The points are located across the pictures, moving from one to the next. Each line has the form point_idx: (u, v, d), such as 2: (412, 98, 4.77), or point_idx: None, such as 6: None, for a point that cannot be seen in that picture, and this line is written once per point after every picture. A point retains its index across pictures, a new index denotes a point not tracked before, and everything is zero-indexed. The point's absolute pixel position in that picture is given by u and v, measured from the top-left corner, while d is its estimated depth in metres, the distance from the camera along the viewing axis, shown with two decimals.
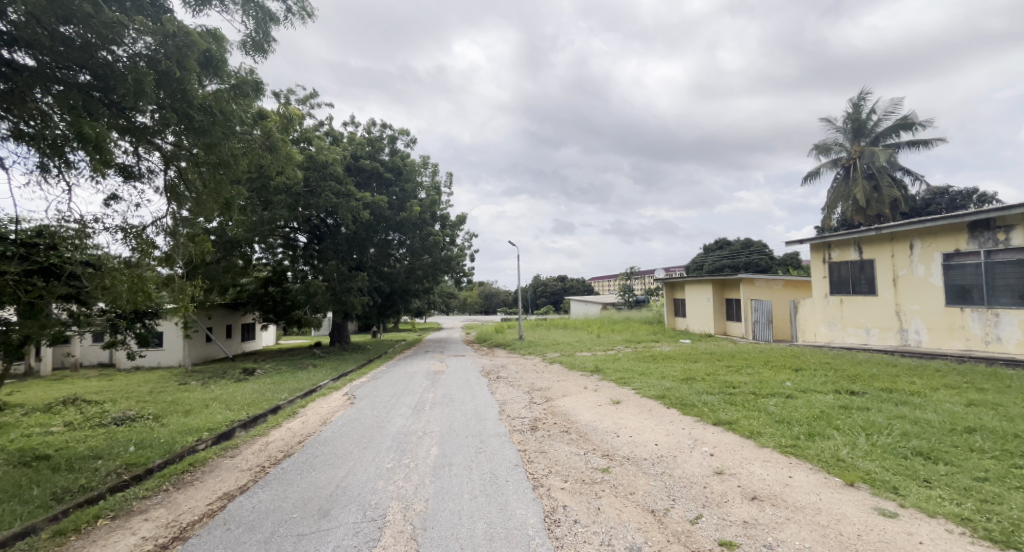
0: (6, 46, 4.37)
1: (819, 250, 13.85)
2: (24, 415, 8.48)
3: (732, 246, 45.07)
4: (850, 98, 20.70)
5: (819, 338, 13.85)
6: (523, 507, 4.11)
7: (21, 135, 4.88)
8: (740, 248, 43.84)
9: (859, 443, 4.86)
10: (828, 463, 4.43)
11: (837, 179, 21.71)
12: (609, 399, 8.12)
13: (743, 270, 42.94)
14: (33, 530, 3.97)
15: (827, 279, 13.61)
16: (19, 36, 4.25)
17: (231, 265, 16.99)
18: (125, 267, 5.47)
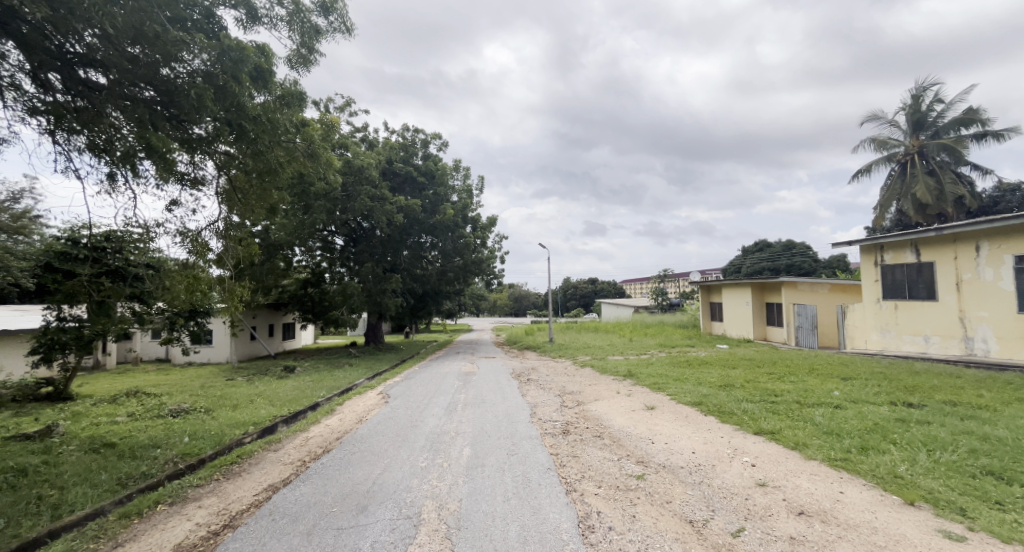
0: (83, 66, 4.80)
1: (870, 252, 13.21)
2: (93, 405, 9.13)
3: (773, 248, 43.59)
4: (908, 90, 19.57)
5: (870, 346, 13.21)
6: (556, 511, 4.11)
7: (95, 148, 5.31)
8: (781, 251, 42.37)
9: (919, 459, 4.60)
10: (884, 479, 4.22)
11: (892, 176, 20.61)
12: (643, 404, 8.02)
13: (784, 273, 41.41)
14: (102, 512, 4.29)
15: (880, 282, 12.95)
16: (95, 58, 4.63)
17: (273, 268, 17.70)
18: (181, 268, 5.83)
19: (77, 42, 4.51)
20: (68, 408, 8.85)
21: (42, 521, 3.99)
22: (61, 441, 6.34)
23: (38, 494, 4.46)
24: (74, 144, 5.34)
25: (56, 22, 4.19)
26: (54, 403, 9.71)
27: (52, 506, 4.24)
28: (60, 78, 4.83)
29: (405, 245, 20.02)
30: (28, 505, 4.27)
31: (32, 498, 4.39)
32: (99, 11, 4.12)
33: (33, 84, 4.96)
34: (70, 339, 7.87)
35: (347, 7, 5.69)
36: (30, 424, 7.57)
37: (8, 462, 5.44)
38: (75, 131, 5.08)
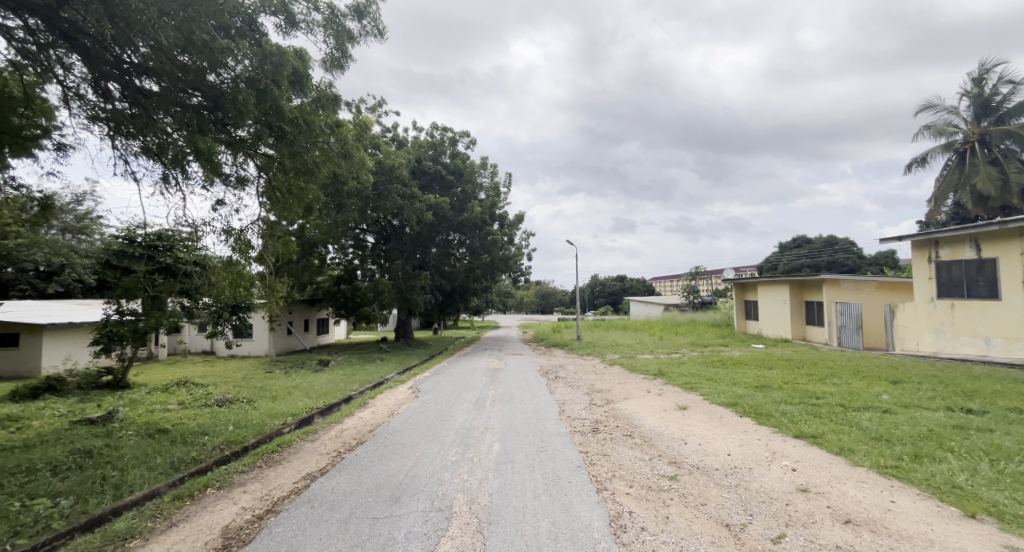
0: (139, 76, 5.12)
1: (923, 247, 12.55)
2: (147, 393, 9.69)
3: (812, 244, 42.01)
4: (968, 74, 18.41)
5: (923, 348, 12.59)
6: (587, 509, 4.10)
7: (150, 152, 5.65)
8: (822, 246, 40.79)
9: (981, 469, 4.36)
10: (942, 489, 4.02)
11: (949, 167, 19.48)
12: (674, 404, 7.89)
13: (825, 270, 39.80)
14: (158, 493, 4.55)
15: (934, 280, 12.29)
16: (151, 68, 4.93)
17: (308, 265, 18.39)
18: (225, 265, 6.09)
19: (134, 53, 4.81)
20: (126, 396, 9.43)
21: (107, 498, 4.28)
22: (119, 426, 6.76)
23: (103, 474, 4.78)
24: (131, 149, 5.68)
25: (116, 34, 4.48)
26: (112, 391, 10.34)
27: (114, 486, 4.53)
28: (120, 88, 5.18)
29: (434, 242, 20.28)
30: (94, 483, 4.59)
31: (97, 477, 4.71)
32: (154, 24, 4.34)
33: (95, 91, 5.29)
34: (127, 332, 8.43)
35: (380, 11, 5.80)
36: (92, 410, 8.09)
37: (74, 444, 5.84)
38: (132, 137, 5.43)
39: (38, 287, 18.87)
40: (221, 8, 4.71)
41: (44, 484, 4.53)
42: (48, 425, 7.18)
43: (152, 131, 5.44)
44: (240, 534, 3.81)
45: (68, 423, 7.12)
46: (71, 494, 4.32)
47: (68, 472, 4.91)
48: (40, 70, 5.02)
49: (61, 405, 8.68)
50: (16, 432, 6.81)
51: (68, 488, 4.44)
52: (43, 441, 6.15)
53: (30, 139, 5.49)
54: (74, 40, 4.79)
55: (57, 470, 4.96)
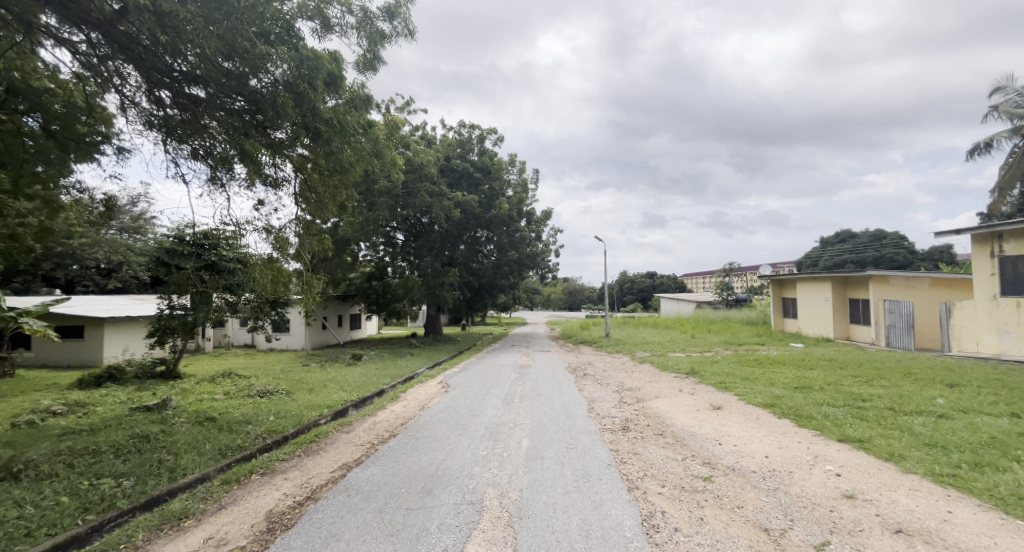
0: (187, 83, 5.37)
1: (984, 242, 11.77)
2: (195, 383, 10.18)
3: (858, 238, 40.14)
4: None
5: (985, 349, 11.88)
6: (619, 508, 4.05)
7: (198, 156, 5.94)
8: (868, 241, 38.95)
9: None
10: (1005, 501, 3.77)
11: (1014, 155, 18.20)
12: (708, 404, 7.68)
13: (872, 266, 37.97)
14: (208, 478, 4.77)
15: (997, 276, 11.53)
16: (198, 75, 5.16)
17: (341, 262, 18.90)
18: (266, 262, 6.30)
19: (182, 61, 5.04)
20: (177, 385, 9.94)
21: (163, 481, 4.51)
22: (172, 413, 7.11)
23: (158, 458, 5.05)
24: (179, 153, 5.97)
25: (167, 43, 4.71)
26: (165, 380, 10.89)
27: (168, 469, 4.77)
28: (172, 95, 5.46)
29: (461, 240, 20.74)
30: (151, 466, 4.85)
31: (154, 460, 4.97)
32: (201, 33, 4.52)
33: (149, 99, 5.58)
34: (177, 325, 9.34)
35: (410, 11, 5.85)
36: (148, 398, 8.55)
37: (132, 430, 6.18)
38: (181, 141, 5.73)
39: (100, 283, 19.96)
40: (261, 16, 4.86)
41: (109, 465, 4.83)
42: (110, 411, 7.63)
43: (201, 135, 5.71)
44: (282, 519, 3.95)
45: (127, 410, 7.55)
46: (132, 476, 4.58)
47: (129, 454, 5.21)
48: (101, 81, 5.37)
49: (121, 393, 9.21)
50: (82, 417, 7.26)
51: (129, 469, 4.71)
52: (105, 426, 6.53)
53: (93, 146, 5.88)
54: (131, 51, 5.06)
55: (119, 453, 5.27)
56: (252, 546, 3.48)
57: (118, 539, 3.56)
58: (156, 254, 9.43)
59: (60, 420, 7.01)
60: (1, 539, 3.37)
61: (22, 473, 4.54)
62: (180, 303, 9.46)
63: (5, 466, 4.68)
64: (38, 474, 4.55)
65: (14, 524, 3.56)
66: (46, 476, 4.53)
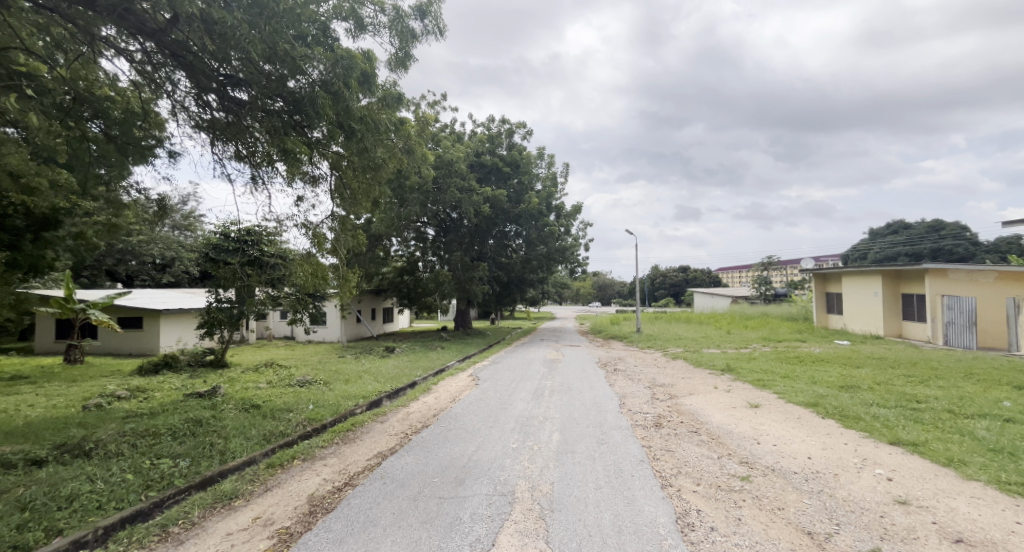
0: (232, 87, 5.56)
1: None
2: (241, 372, 10.68)
3: (912, 229, 37.98)
4: None
5: None
6: (652, 504, 3.97)
7: (242, 156, 6.15)
8: (924, 232, 36.80)
9: None
10: None
11: None
12: (745, 402, 7.44)
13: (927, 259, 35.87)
14: (254, 461, 4.97)
15: None
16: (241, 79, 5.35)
17: (374, 256, 19.29)
18: (306, 256, 6.49)
19: (227, 65, 5.22)
20: (225, 374, 10.43)
21: (214, 462, 4.73)
22: (221, 400, 7.44)
23: (210, 441, 5.31)
24: (224, 153, 6.18)
25: (214, 49, 4.91)
26: (215, 369, 11.42)
27: (219, 451, 5.00)
28: (218, 98, 5.69)
29: (490, 235, 20.83)
30: (204, 448, 5.09)
31: (207, 443, 5.23)
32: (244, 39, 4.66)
33: (198, 103, 5.80)
34: (225, 318, 9.86)
35: (441, 9, 5.85)
36: (200, 385, 9.01)
37: (187, 414, 6.51)
38: (229, 143, 5.98)
39: (156, 278, 21.11)
40: (298, 19, 4.98)
41: (167, 446, 5.10)
42: (166, 396, 8.07)
43: (243, 135, 5.91)
44: (323, 502, 4.07)
45: (181, 396, 7.97)
46: (187, 457, 4.82)
47: (184, 437, 5.49)
48: (154, 87, 5.60)
49: (176, 380, 9.73)
50: (143, 401, 7.72)
51: (185, 451, 4.97)
52: (161, 410, 6.90)
53: (147, 149, 6.19)
54: (182, 58, 5.27)
55: (176, 435, 5.55)
56: (297, 527, 3.60)
57: (176, 515, 3.75)
58: (206, 250, 9.92)
59: (124, 404, 7.46)
60: (76, 510, 3.62)
61: (93, 452, 4.86)
62: (226, 298, 10.01)
63: (77, 445, 5.00)
64: (106, 453, 4.85)
65: (87, 497, 3.81)
66: (113, 455, 4.83)
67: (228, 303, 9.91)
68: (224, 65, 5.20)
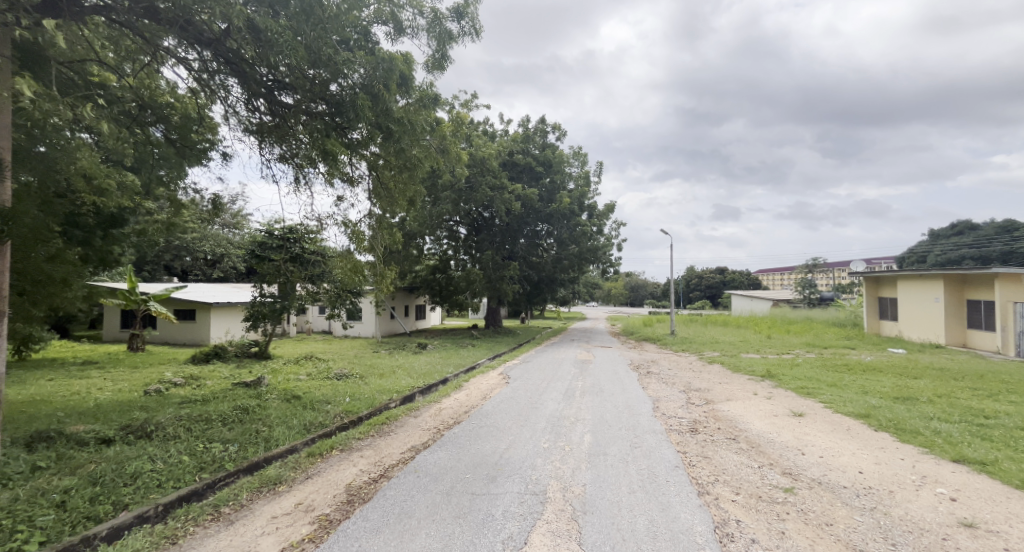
0: (279, 91, 5.77)
1: None
2: (283, 364, 11.10)
3: (981, 231, 35.46)
4: None
5: None
6: (688, 512, 3.84)
7: (287, 157, 6.36)
8: (994, 234, 34.30)
9: None
10: None
11: None
12: (788, 410, 7.13)
13: (996, 262, 33.40)
14: (296, 449, 5.14)
15: None
16: (288, 83, 5.54)
17: (408, 254, 19.62)
18: (345, 254, 6.66)
19: (274, 71, 5.41)
20: (268, 365, 10.87)
21: (260, 449, 4.93)
22: (266, 390, 7.76)
23: (256, 428, 5.52)
24: (270, 155, 6.41)
25: (263, 56, 5.09)
26: (259, 360, 11.92)
27: (264, 439, 5.20)
28: (267, 103, 5.90)
29: (521, 234, 20.81)
30: (251, 435, 5.31)
31: (253, 430, 5.45)
32: (290, 47, 4.82)
33: (247, 108, 6.05)
34: (269, 312, 10.28)
35: (478, 10, 5.86)
36: (246, 375, 9.40)
37: (235, 402, 6.81)
38: (276, 145, 6.20)
39: (207, 273, 22.31)
40: (341, 23, 5.05)
41: (218, 431, 5.35)
42: (216, 385, 8.46)
43: (290, 138, 6.13)
44: (360, 492, 4.16)
45: (230, 384, 8.34)
46: (236, 442, 5.03)
47: (233, 423, 5.74)
48: (208, 93, 5.86)
49: (224, 370, 10.21)
50: (196, 388, 8.13)
51: (234, 436, 5.19)
52: (212, 397, 7.25)
53: (202, 152, 6.53)
54: (235, 65, 5.49)
55: (226, 421, 5.82)
56: (336, 514, 3.70)
57: (227, 496, 3.93)
58: (251, 247, 10.31)
59: (180, 390, 7.88)
60: (139, 487, 3.83)
61: (153, 434, 5.15)
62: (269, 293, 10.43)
63: (140, 426, 5.31)
64: (165, 435, 5.13)
65: (149, 475, 4.02)
66: (171, 437, 5.10)
67: (270, 298, 10.30)
68: (272, 71, 5.39)
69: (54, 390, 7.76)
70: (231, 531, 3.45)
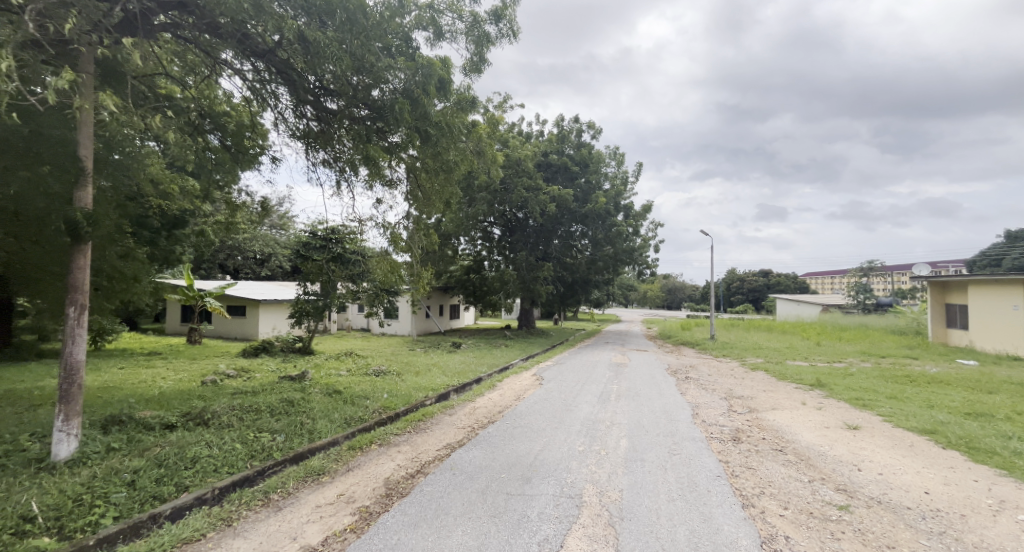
0: (325, 97, 5.96)
1: None
2: (324, 359, 11.51)
3: None
4: None
5: None
6: (732, 524, 3.68)
7: (331, 160, 6.57)
8: None
9: None
10: None
11: None
12: (842, 422, 6.74)
13: None
14: (337, 442, 5.29)
15: None
16: (333, 89, 5.71)
17: (444, 254, 19.88)
18: (384, 254, 6.82)
19: (320, 78, 5.58)
20: (311, 360, 11.29)
21: (305, 440, 5.10)
22: (310, 384, 8.04)
23: (302, 420, 5.72)
24: (315, 159, 6.63)
25: (311, 64, 5.27)
26: (304, 355, 12.36)
27: (308, 430, 5.39)
28: (313, 108, 6.11)
29: (556, 234, 20.66)
30: (296, 426, 5.51)
31: (299, 422, 5.65)
32: (335, 55, 4.96)
33: (295, 114, 6.29)
34: (310, 309, 10.65)
35: (516, 12, 5.86)
36: (292, 369, 9.80)
37: (282, 394, 7.11)
38: (321, 149, 6.42)
39: (256, 271, 23.45)
40: (384, 30, 5.23)
41: (267, 422, 5.58)
42: (264, 377, 8.86)
43: (335, 142, 6.33)
44: (398, 487, 4.23)
45: (277, 378, 8.69)
46: (283, 433, 5.24)
47: (280, 415, 5.98)
48: (260, 100, 6.12)
49: (272, 363, 10.69)
50: (246, 380, 8.53)
51: (281, 427, 5.40)
52: (261, 389, 7.59)
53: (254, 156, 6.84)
54: (285, 73, 5.71)
55: (274, 412, 6.06)
56: (375, 507, 3.77)
57: (276, 483, 4.09)
58: (296, 247, 10.76)
59: (233, 381, 8.30)
60: (198, 471, 4.04)
61: (210, 421, 5.43)
62: (312, 291, 10.80)
63: (199, 414, 5.62)
64: (221, 423, 5.40)
65: (206, 460, 4.24)
66: (225, 425, 5.36)
67: (312, 295, 10.67)
68: (319, 77, 5.56)
69: (122, 378, 8.35)
70: (279, 516, 3.58)
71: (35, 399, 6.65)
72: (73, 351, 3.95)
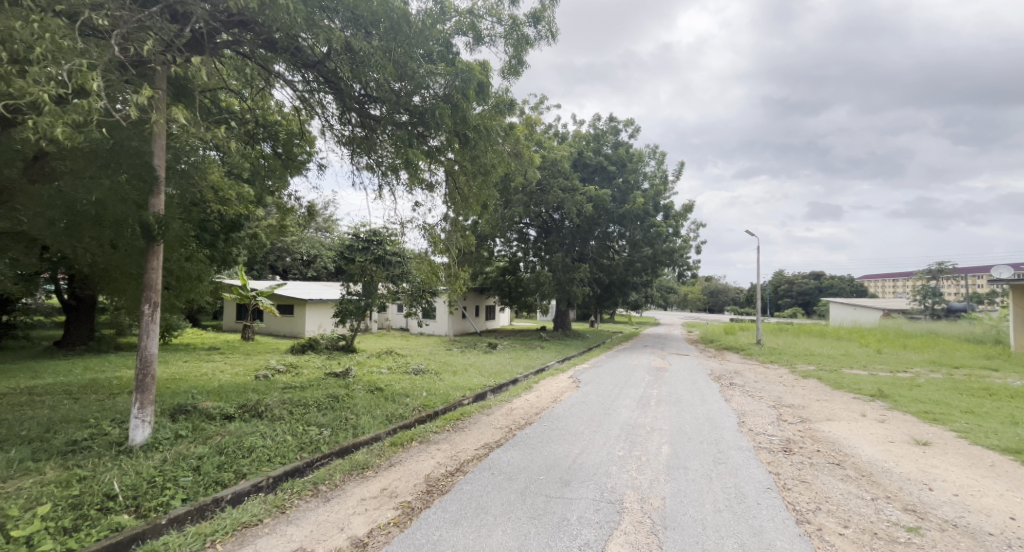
0: (370, 104, 6.18)
1: None
2: (366, 357, 11.90)
3: None
4: None
5: None
6: (784, 540, 3.55)
7: (374, 165, 6.79)
8: None
9: None
10: None
11: None
12: (910, 437, 6.33)
13: None
14: (379, 438, 5.48)
15: None
16: (377, 96, 5.92)
17: (480, 255, 20.12)
18: (423, 255, 7.00)
19: (365, 85, 5.80)
20: (354, 358, 11.70)
21: (349, 435, 5.31)
22: (353, 380, 8.34)
23: (346, 416, 5.96)
24: (359, 164, 6.88)
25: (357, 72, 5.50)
26: (347, 353, 12.83)
27: (352, 426, 5.60)
28: (358, 115, 6.35)
29: (592, 235, 20.48)
30: (341, 421, 5.74)
31: (343, 417, 5.89)
32: (380, 63, 5.16)
33: (341, 122, 6.55)
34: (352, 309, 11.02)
35: (554, 14, 5.89)
36: (336, 366, 10.21)
37: (327, 390, 7.41)
38: (365, 154, 6.66)
39: (303, 272, 24.50)
40: (425, 38, 5.40)
41: (314, 416, 5.84)
42: (311, 373, 9.26)
43: (378, 147, 6.55)
44: (439, 484, 4.34)
45: (323, 374, 9.06)
46: (328, 427, 5.47)
47: (326, 409, 6.24)
48: (310, 110, 6.41)
49: (317, 360, 11.15)
50: (295, 375, 8.96)
51: (327, 421, 5.64)
52: (308, 384, 7.96)
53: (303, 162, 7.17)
54: (333, 83, 5.97)
55: (320, 407, 6.34)
56: (417, 503, 3.89)
57: (324, 476, 4.28)
58: (340, 249, 11.19)
59: (283, 376, 8.73)
60: (254, 460, 4.30)
61: (264, 414, 5.74)
62: (355, 291, 11.16)
63: (253, 406, 5.95)
64: (273, 416, 5.71)
65: (261, 450, 4.50)
66: (277, 418, 5.66)
67: (355, 295, 11.03)
68: (364, 85, 5.78)
69: (185, 370, 8.96)
70: (329, 507, 3.76)
71: (111, 388, 7.26)
72: (147, 344, 4.28)
